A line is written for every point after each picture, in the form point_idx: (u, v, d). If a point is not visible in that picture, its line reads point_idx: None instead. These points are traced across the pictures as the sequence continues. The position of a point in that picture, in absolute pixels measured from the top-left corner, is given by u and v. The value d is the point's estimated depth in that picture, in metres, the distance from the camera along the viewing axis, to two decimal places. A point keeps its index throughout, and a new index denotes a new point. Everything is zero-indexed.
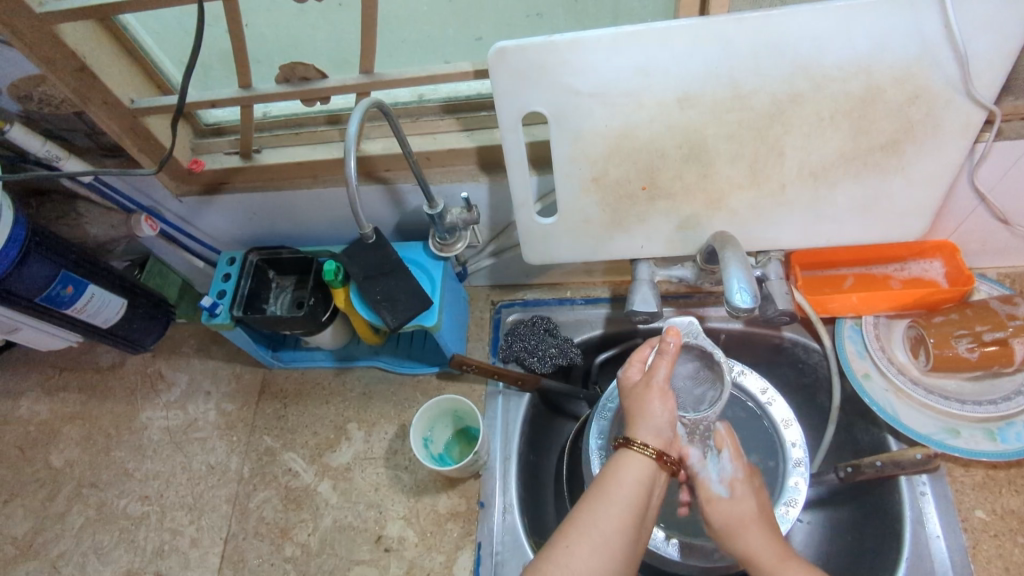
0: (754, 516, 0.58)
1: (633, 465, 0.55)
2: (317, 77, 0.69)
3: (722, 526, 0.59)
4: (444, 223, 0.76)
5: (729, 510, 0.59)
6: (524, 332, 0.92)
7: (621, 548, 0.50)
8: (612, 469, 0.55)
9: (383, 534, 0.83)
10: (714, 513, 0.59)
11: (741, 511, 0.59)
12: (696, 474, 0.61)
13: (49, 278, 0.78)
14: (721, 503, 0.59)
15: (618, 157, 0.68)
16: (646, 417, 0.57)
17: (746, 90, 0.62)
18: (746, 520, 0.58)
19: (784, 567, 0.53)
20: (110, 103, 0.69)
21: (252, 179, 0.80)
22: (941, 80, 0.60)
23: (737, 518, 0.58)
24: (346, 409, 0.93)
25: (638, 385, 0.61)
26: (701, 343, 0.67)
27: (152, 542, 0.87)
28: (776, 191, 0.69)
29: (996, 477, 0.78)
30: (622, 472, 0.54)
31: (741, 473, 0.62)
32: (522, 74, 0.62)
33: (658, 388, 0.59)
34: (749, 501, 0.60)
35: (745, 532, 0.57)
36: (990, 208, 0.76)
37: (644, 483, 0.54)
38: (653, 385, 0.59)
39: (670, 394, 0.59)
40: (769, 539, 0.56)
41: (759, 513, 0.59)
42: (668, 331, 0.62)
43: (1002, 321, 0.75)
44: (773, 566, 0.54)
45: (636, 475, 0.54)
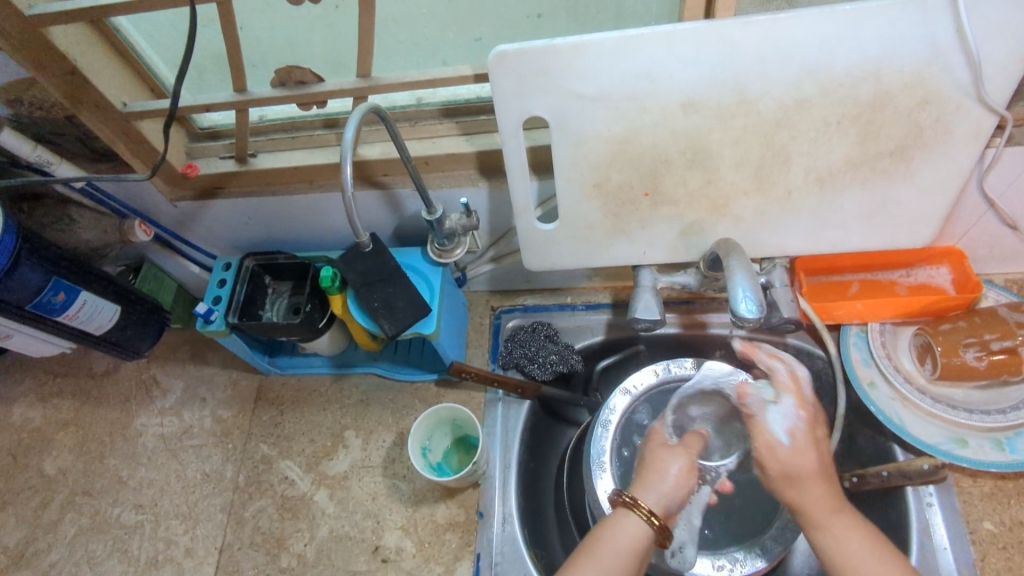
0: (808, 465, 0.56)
1: (625, 528, 0.55)
2: (314, 80, 0.67)
3: (781, 476, 0.57)
4: (443, 229, 0.75)
5: (787, 460, 0.56)
6: (524, 337, 0.90)
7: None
8: (607, 528, 0.55)
9: (380, 544, 0.82)
10: (770, 460, 0.57)
11: (793, 454, 0.56)
12: (754, 415, 0.59)
13: (40, 285, 0.76)
14: (780, 454, 0.56)
15: (620, 162, 0.67)
16: (662, 485, 0.58)
17: (753, 95, 0.61)
18: (806, 471, 0.56)
19: (834, 520, 0.53)
20: (102, 107, 0.67)
21: (248, 183, 0.79)
22: (952, 84, 0.59)
23: (795, 466, 0.56)
24: (343, 416, 0.91)
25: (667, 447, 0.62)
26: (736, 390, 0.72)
27: (146, 551, 0.85)
28: (782, 197, 0.68)
29: (1005, 488, 0.76)
30: (614, 534, 0.54)
31: (805, 421, 0.58)
32: (523, 78, 0.61)
33: (689, 462, 0.59)
34: (809, 451, 0.56)
35: (801, 486, 0.55)
36: (1000, 214, 0.74)
37: (637, 548, 0.53)
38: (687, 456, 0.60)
39: (694, 474, 0.59)
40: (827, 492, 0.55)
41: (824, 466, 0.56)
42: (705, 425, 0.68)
43: (1011, 329, 0.74)
44: (823, 519, 0.53)
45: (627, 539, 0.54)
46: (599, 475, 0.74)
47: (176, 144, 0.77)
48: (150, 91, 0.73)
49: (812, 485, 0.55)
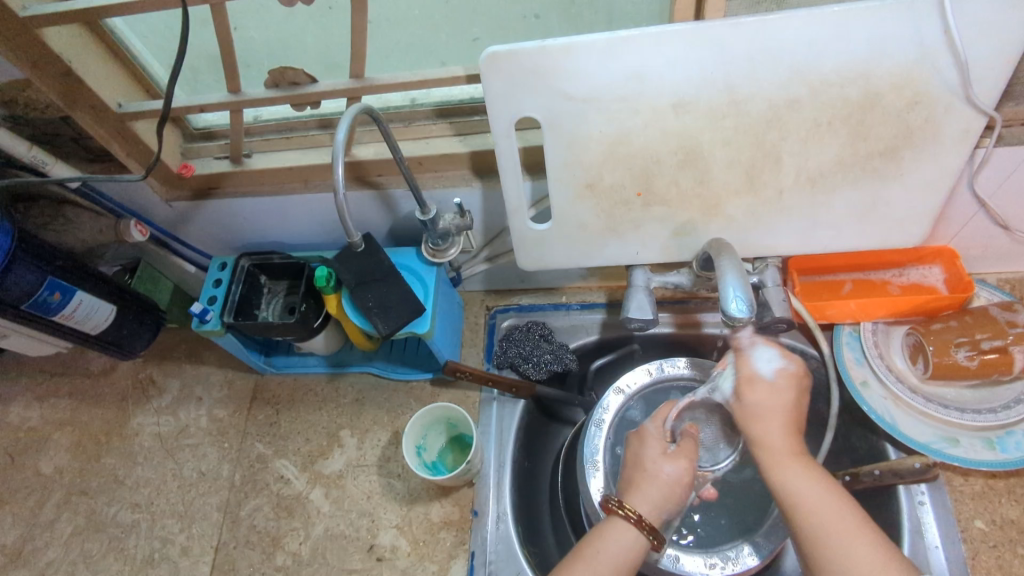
0: (774, 410, 0.58)
1: (621, 534, 0.58)
2: (308, 81, 0.67)
3: (747, 411, 0.59)
4: (437, 229, 0.75)
5: (760, 395, 0.58)
6: (519, 337, 0.91)
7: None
8: (608, 537, 0.58)
9: (375, 543, 0.82)
10: (748, 392, 0.59)
11: (765, 399, 0.58)
12: (743, 350, 0.61)
13: (35, 285, 0.76)
14: (759, 387, 0.59)
15: (612, 163, 0.67)
16: (658, 498, 0.60)
17: (743, 95, 0.61)
18: (775, 412, 0.57)
19: (790, 463, 0.55)
20: (97, 107, 0.68)
21: (243, 184, 0.79)
22: (941, 85, 0.59)
23: (767, 406, 0.58)
24: (338, 415, 0.92)
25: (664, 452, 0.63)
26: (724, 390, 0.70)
27: (142, 550, 0.86)
28: (773, 198, 0.68)
29: (996, 487, 0.77)
30: (611, 541, 0.58)
31: (794, 366, 0.59)
32: (516, 79, 0.61)
33: (686, 476, 0.61)
34: (782, 395, 0.58)
35: (767, 422, 0.57)
36: (991, 214, 0.75)
37: (632, 553, 0.57)
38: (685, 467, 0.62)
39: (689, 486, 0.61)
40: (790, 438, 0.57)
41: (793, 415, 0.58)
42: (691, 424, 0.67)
43: (1001, 329, 0.75)
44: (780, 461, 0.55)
45: (624, 545, 0.57)
46: (592, 474, 0.74)
47: (172, 144, 0.77)
48: (144, 91, 0.74)
49: (775, 427, 0.57)
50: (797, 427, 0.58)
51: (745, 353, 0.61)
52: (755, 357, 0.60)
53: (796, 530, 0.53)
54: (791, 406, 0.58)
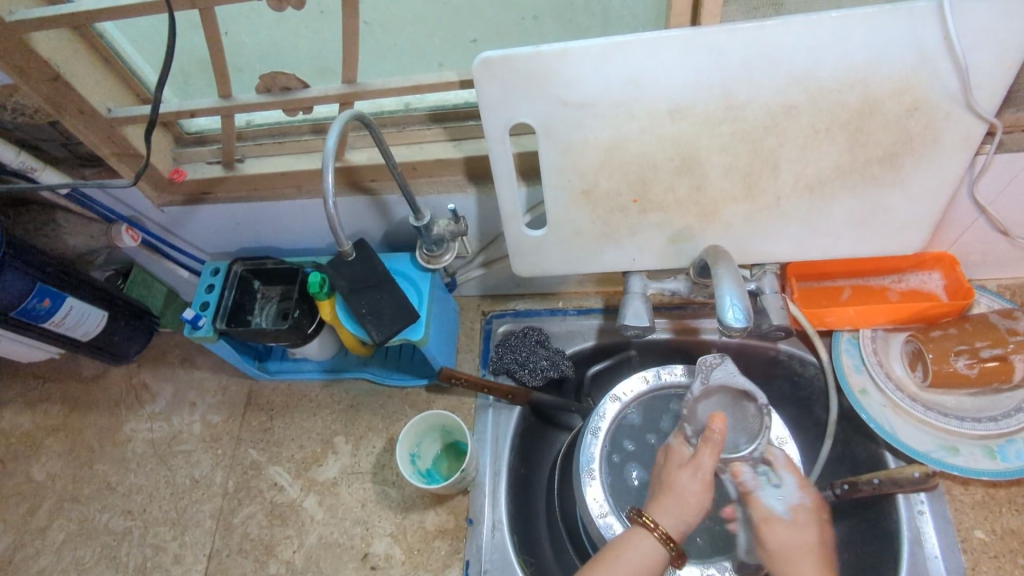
0: (797, 547, 0.60)
1: (642, 543, 0.58)
2: (300, 86, 0.66)
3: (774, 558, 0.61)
4: (431, 235, 0.75)
5: (786, 537, 0.61)
6: (515, 343, 0.90)
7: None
8: (625, 545, 0.58)
9: (369, 551, 0.81)
10: (774, 533, 0.62)
11: (787, 537, 0.61)
12: (751, 492, 0.65)
13: (25, 291, 0.76)
14: (780, 527, 0.62)
15: (608, 169, 0.66)
16: (676, 510, 0.60)
17: (741, 101, 0.60)
18: (804, 549, 0.60)
19: None
20: (86, 112, 0.67)
21: (236, 189, 0.78)
22: (941, 91, 0.58)
23: (790, 543, 0.60)
24: (333, 422, 0.91)
25: (682, 467, 0.63)
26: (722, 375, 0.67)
27: (135, 558, 0.85)
28: (771, 204, 0.67)
29: (996, 496, 0.76)
30: (632, 549, 0.57)
31: (808, 497, 0.64)
32: (511, 85, 0.60)
33: (704, 479, 0.61)
34: (803, 531, 0.61)
35: (798, 563, 0.59)
36: (991, 221, 0.74)
37: (652, 562, 0.57)
38: (700, 475, 0.61)
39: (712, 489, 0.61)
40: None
41: (815, 549, 0.60)
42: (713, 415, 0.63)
43: (1002, 337, 0.73)
44: None
45: (644, 554, 0.57)
46: (588, 484, 0.73)
47: (163, 149, 0.76)
48: (135, 95, 0.73)
49: (800, 558, 0.59)
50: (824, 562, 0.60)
51: (756, 484, 0.65)
52: (769, 488, 0.65)
53: None
54: (815, 543, 0.61)
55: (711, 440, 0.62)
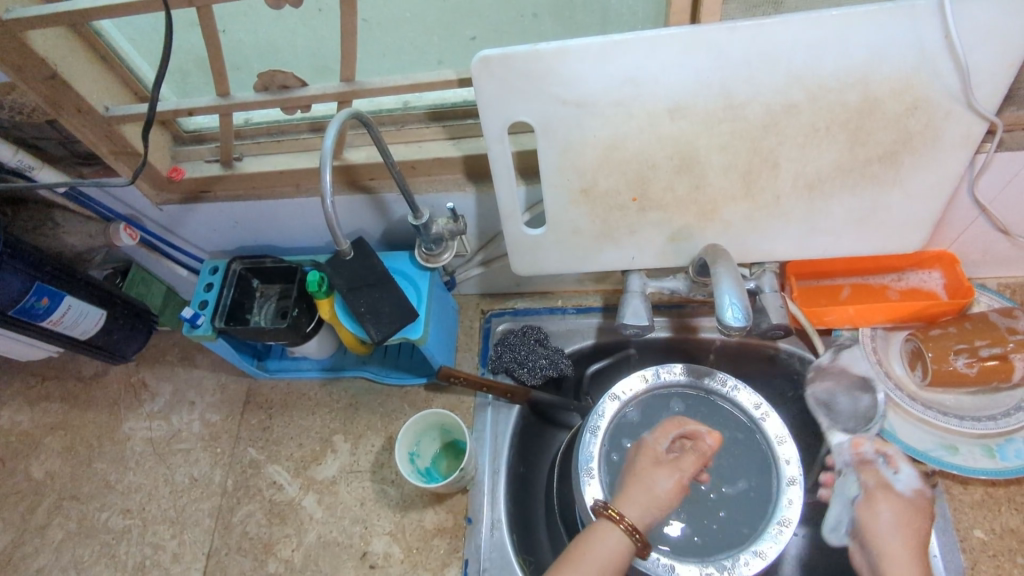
0: (902, 525, 0.59)
1: (606, 535, 0.58)
2: (298, 84, 0.66)
3: (871, 529, 0.60)
4: (430, 234, 0.74)
5: (890, 506, 0.61)
6: (514, 342, 0.90)
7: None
8: (590, 538, 0.58)
9: (368, 550, 0.81)
10: (884, 500, 0.62)
11: (891, 513, 0.61)
12: (870, 464, 0.68)
13: (23, 290, 0.76)
14: (894, 497, 0.62)
15: (607, 167, 0.66)
16: (646, 502, 0.61)
17: (740, 100, 0.60)
18: (904, 526, 0.59)
19: None
20: (84, 111, 0.67)
21: (234, 188, 0.78)
22: (941, 90, 0.58)
23: (893, 516, 0.60)
24: (332, 421, 0.91)
25: (658, 464, 0.64)
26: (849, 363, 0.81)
27: (133, 556, 0.85)
28: (770, 203, 0.67)
29: (995, 495, 0.76)
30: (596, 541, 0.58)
31: (926, 490, 0.63)
32: (510, 84, 0.60)
33: (678, 481, 0.63)
34: (914, 506, 0.61)
35: (896, 534, 0.58)
36: (992, 219, 0.74)
37: (617, 553, 0.57)
38: (676, 476, 0.63)
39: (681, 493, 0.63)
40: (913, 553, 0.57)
41: (914, 530, 0.59)
42: (709, 432, 0.67)
43: (1002, 336, 0.73)
44: None
45: (609, 545, 0.58)
46: (587, 481, 0.72)
47: (161, 148, 0.76)
48: (133, 93, 0.72)
49: (901, 536, 0.58)
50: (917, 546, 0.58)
51: (873, 463, 0.68)
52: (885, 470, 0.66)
53: None
54: (918, 527, 0.60)
55: (701, 454, 0.65)
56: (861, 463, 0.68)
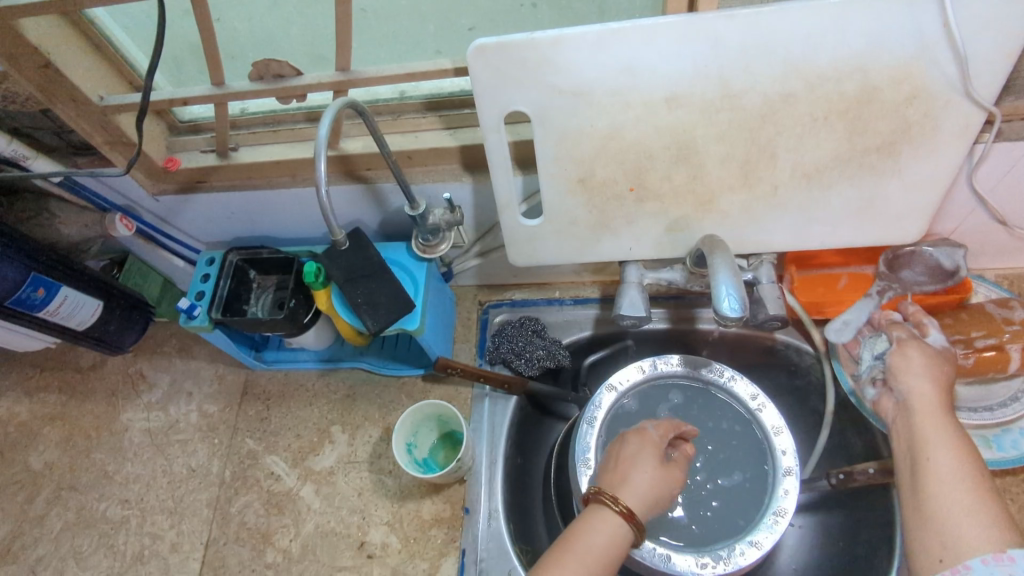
0: (931, 368, 0.59)
1: (603, 519, 0.57)
2: (294, 73, 0.66)
3: (897, 367, 0.61)
4: (426, 225, 0.74)
5: (919, 350, 0.61)
6: (512, 332, 0.90)
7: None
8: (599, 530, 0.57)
9: (366, 540, 0.82)
10: (912, 344, 0.62)
11: (919, 357, 0.61)
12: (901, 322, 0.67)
13: (18, 280, 0.75)
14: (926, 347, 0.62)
15: (605, 158, 0.66)
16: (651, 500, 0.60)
17: (738, 89, 0.60)
18: (932, 366, 0.60)
19: (935, 417, 0.55)
20: (78, 100, 0.66)
21: (230, 178, 0.78)
22: (940, 79, 0.57)
23: (921, 359, 0.60)
24: (329, 411, 0.91)
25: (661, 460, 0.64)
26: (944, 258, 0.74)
27: (132, 546, 0.85)
28: (768, 193, 0.67)
29: (991, 486, 0.76)
30: (593, 527, 0.57)
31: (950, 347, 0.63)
32: (506, 74, 0.60)
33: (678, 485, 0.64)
34: (940, 356, 0.61)
35: (924, 373, 0.59)
36: (990, 211, 0.74)
37: (615, 539, 0.56)
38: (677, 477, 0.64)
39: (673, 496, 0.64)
40: (937, 387, 0.58)
41: (938, 374, 0.59)
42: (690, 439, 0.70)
43: (998, 327, 0.73)
44: (926, 415, 0.56)
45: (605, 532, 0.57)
46: (584, 472, 0.72)
47: (157, 138, 0.76)
48: (127, 82, 0.72)
49: (930, 379, 0.58)
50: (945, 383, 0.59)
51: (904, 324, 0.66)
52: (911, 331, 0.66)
53: (918, 481, 0.52)
54: (944, 373, 0.60)
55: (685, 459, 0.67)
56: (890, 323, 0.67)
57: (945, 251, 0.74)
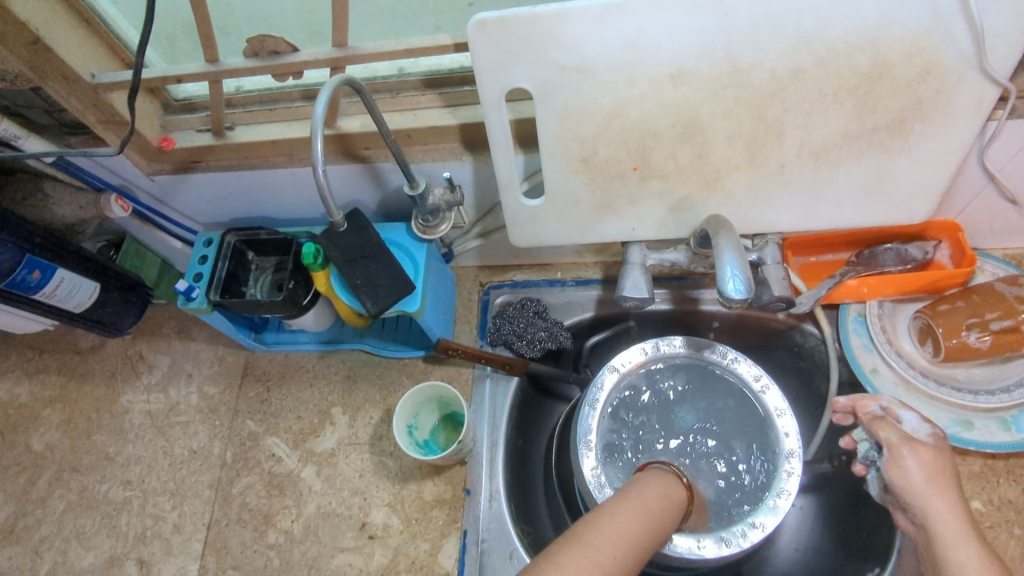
0: (933, 481, 0.60)
1: (668, 480, 0.56)
2: (289, 50, 0.64)
3: (901, 491, 0.61)
4: (426, 205, 0.73)
5: (913, 468, 0.61)
6: (512, 313, 0.88)
7: (657, 538, 0.48)
8: (671, 483, 0.56)
9: (367, 521, 0.82)
10: (905, 447, 0.62)
11: (919, 466, 0.61)
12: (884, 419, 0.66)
13: (13, 262, 0.75)
14: (923, 450, 0.62)
15: (608, 136, 0.64)
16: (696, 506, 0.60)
17: (745, 64, 0.58)
18: (936, 478, 0.60)
19: (958, 546, 0.56)
20: (69, 77, 0.65)
21: (227, 158, 0.77)
22: (953, 53, 0.56)
23: (923, 472, 0.61)
24: (330, 393, 0.90)
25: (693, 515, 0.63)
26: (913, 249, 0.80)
27: (135, 527, 0.86)
28: (775, 172, 0.66)
29: (994, 467, 0.76)
30: (662, 482, 0.55)
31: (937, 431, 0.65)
32: (508, 49, 0.58)
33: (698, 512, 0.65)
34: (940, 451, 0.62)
35: (932, 493, 0.59)
36: (1000, 189, 0.72)
37: (679, 499, 0.55)
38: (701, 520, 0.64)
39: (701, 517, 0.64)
40: (954, 507, 0.58)
41: (939, 480, 0.60)
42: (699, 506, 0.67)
43: (1012, 307, 0.70)
44: (951, 543, 0.56)
45: (675, 490, 0.55)
46: (585, 455, 0.72)
47: (151, 117, 0.75)
48: (119, 59, 0.71)
49: (938, 496, 0.59)
50: (947, 486, 0.60)
51: (885, 418, 0.66)
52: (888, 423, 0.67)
53: None
54: (943, 471, 0.61)
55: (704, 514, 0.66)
56: (872, 421, 0.66)
57: (916, 245, 0.80)
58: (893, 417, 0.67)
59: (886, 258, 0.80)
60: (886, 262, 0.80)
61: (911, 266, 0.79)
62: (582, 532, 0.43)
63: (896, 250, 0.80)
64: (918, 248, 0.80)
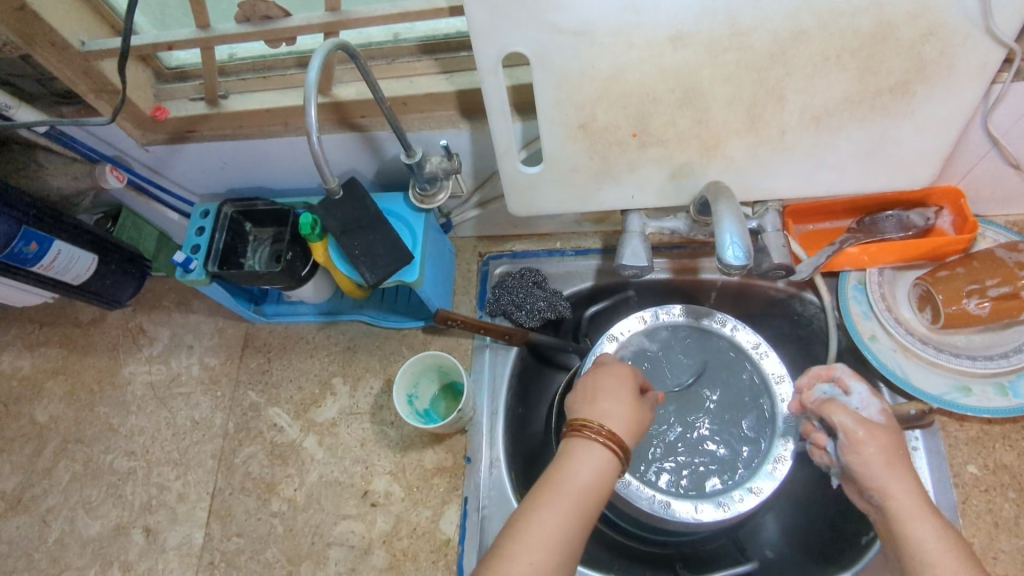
0: (891, 463, 0.58)
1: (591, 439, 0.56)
2: (281, 15, 0.63)
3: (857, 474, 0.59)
4: (423, 173, 0.72)
5: (870, 451, 0.59)
6: (512, 284, 0.88)
7: (578, 520, 0.52)
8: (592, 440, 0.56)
9: (370, 489, 0.83)
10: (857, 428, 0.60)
11: (877, 451, 0.59)
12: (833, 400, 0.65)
13: (10, 235, 0.74)
14: (877, 432, 0.60)
15: (607, 101, 0.63)
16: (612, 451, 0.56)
17: (747, 26, 0.57)
18: (892, 457, 0.58)
19: (915, 517, 0.54)
20: (58, 44, 0.64)
21: (218, 127, 0.75)
22: (959, 13, 0.55)
23: (880, 453, 0.59)
24: (331, 363, 0.91)
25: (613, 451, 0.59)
26: (915, 216, 0.79)
27: (140, 496, 0.87)
28: (775, 137, 0.65)
29: (991, 432, 0.76)
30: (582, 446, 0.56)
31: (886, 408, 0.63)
32: (504, 11, 0.56)
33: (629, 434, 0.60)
34: (894, 432, 0.61)
35: (888, 472, 0.57)
36: (1004, 153, 0.71)
37: (604, 453, 0.55)
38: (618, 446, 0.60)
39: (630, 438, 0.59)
40: (913, 484, 0.57)
41: (898, 459, 0.58)
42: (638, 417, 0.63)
43: (1012, 272, 0.70)
44: (907, 514, 0.55)
45: (598, 449, 0.55)
46: None
47: (144, 86, 0.74)
48: (108, 26, 0.70)
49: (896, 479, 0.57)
50: (902, 465, 0.58)
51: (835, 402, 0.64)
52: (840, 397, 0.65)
53: None
54: (898, 450, 0.59)
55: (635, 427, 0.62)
56: (823, 405, 0.63)
57: (918, 211, 0.80)
58: (845, 388, 0.66)
59: (887, 227, 0.80)
60: (886, 231, 0.80)
61: (912, 232, 0.79)
62: (498, 559, 0.49)
63: (897, 217, 0.80)
64: (919, 215, 0.79)
